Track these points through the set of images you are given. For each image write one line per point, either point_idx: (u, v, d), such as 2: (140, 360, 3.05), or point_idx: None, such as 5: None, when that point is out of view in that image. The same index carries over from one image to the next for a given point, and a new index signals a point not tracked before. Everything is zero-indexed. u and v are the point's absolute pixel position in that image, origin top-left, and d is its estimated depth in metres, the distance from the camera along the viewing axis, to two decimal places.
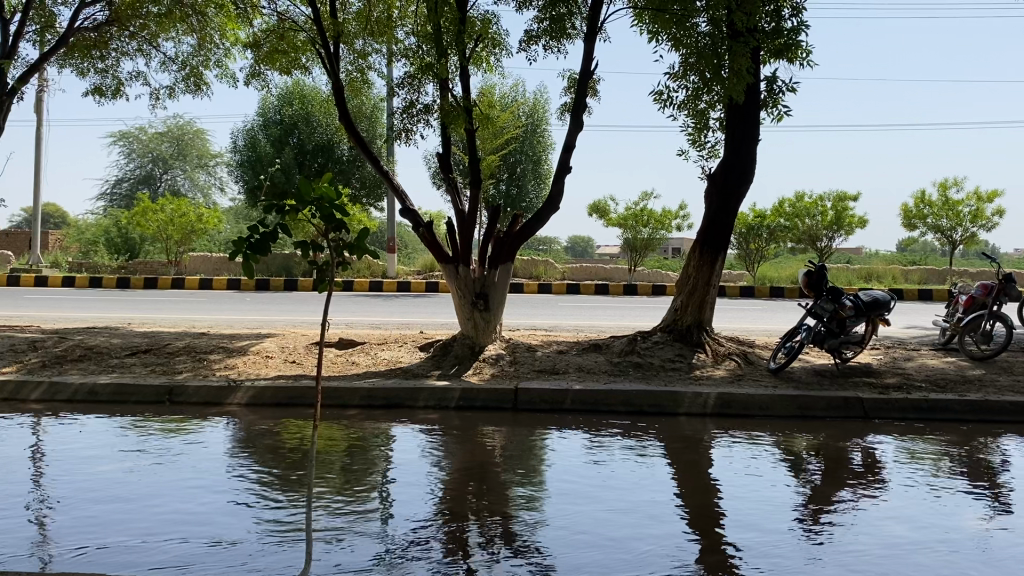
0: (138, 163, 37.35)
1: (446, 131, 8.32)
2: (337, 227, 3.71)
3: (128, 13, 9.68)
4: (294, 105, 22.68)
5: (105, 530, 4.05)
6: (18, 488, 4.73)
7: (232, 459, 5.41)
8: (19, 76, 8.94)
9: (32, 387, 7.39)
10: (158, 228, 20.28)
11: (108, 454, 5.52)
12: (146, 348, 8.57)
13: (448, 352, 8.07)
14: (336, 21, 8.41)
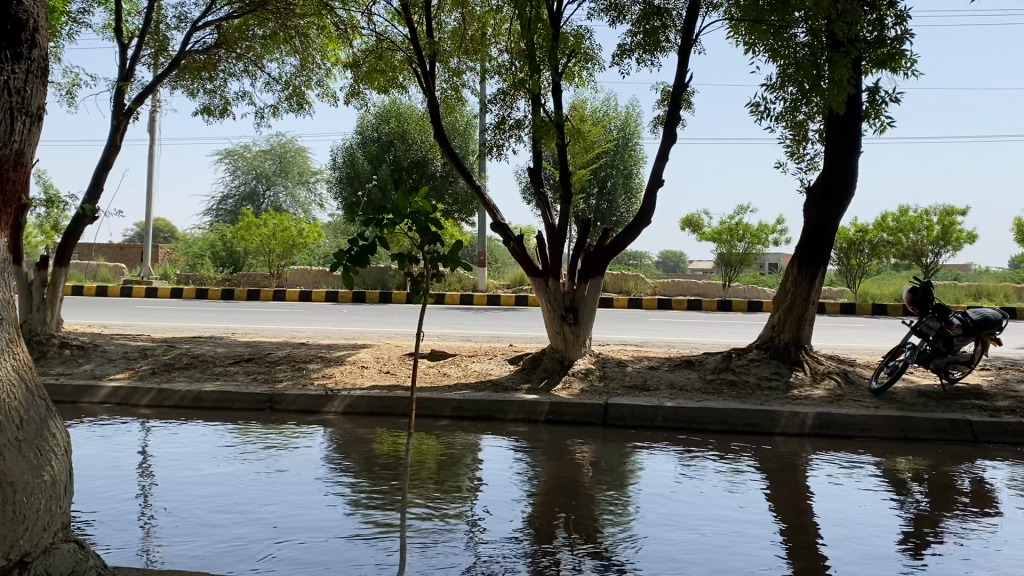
0: (242, 180, 38.86)
1: (537, 147, 8.37)
2: (432, 239, 3.78)
3: (235, 36, 10.12)
4: (390, 124, 23.24)
5: (207, 531, 4.21)
6: (129, 488, 4.98)
7: (330, 466, 5.55)
8: (136, 98, 9.43)
9: (143, 392, 7.76)
10: (260, 242, 21.05)
11: (213, 458, 5.74)
12: (248, 357, 8.88)
13: (538, 366, 8.08)
14: (432, 40, 8.57)
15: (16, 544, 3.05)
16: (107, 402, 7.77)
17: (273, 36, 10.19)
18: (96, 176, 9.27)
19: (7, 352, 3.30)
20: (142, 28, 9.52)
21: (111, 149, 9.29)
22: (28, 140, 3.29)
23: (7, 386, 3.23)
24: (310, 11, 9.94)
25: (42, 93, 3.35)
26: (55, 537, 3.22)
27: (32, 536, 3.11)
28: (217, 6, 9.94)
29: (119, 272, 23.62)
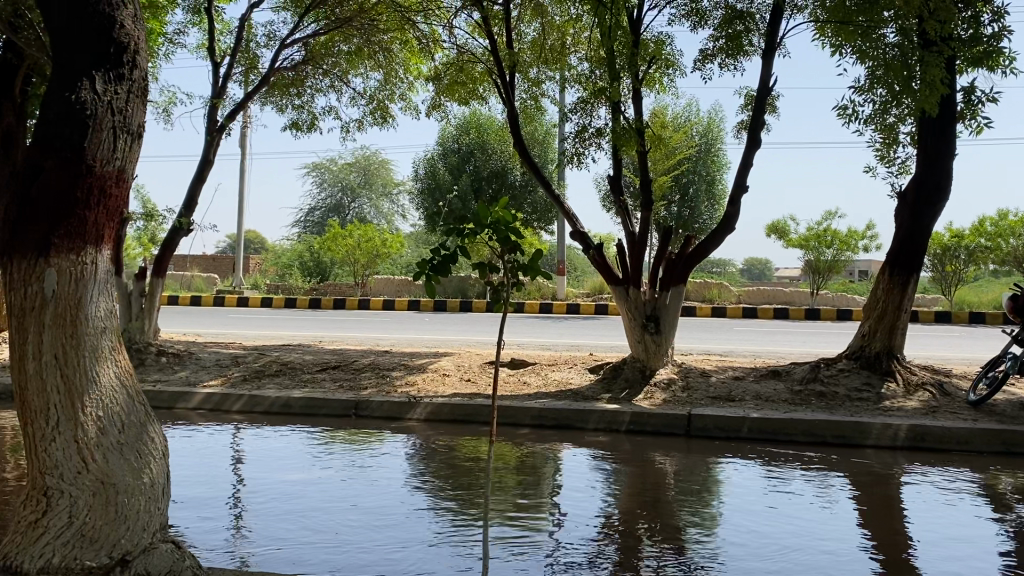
0: (329, 192, 39.86)
1: (617, 154, 8.34)
2: (512, 249, 3.82)
3: (321, 53, 10.40)
4: (471, 134, 23.50)
5: (295, 533, 4.33)
6: (221, 491, 5.16)
7: (413, 472, 5.63)
8: (227, 115, 9.78)
9: (235, 398, 8.02)
10: (346, 253, 21.54)
11: (301, 463, 5.90)
12: (334, 365, 9.10)
13: (619, 375, 8.03)
14: (512, 51, 8.64)
15: (117, 543, 3.24)
16: (201, 408, 8.05)
17: (358, 51, 10.42)
18: (191, 190, 9.65)
19: (111, 358, 3.43)
20: (234, 47, 9.88)
21: (205, 165, 9.66)
22: (129, 157, 3.45)
23: (109, 393, 3.38)
24: (393, 26, 10.14)
25: (141, 109, 3.49)
26: (154, 536, 3.35)
27: (133, 535, 3.28)
28: (305, 23, 10.24)
29: (212, 282, 24.48)
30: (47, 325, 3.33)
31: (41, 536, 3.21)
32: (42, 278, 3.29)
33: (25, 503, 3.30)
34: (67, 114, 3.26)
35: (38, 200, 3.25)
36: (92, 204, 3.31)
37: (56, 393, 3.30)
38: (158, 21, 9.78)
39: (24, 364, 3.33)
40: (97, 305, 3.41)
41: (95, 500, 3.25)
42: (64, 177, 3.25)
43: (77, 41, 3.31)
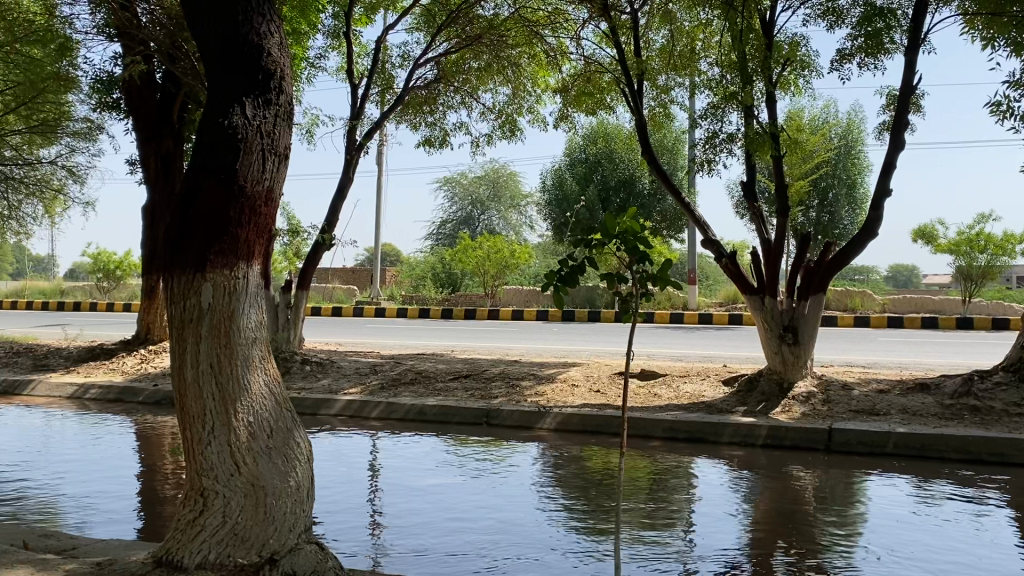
0: (460, 206, 40.71)
1: (751, 160, 8.14)
2: (641, 258, 3.80)
3: (453, 69, 10.68)
4: (599, 144, 23.49)
5: (429, 538, 4.44)
6: (359, 494, 5.36)
7: (544, 481, 5.67)
8: (365, 133, 10.18)
9: (373, 405, 8.31)
10: (477, 264, 21.94)
11: (435, 469, 6.05)
12: (466, 374, 9.28)
13: (754, 388, 7.81)
14: (641, 60, 8.59)
15: (266, 543, 3.43)
16: (342, 414, 8.40)
17: (487, 68, 10.61)
18: (331, 207, 10.08)
19: (260, 367, 3.64)
20: (371, 68, 10.28)
21: (345, 181, 10.07)
22: (277, 177, 3.65)
23: (259, 400, 3.58)
24: (521, 41, 10.29)
25: (287, 132, 3.70)
26: (299, 537, 3.53)
27: (280, 535, 3.47)
28: (436, 43, 10.53)
29: (350, 293, 25.46)
30: (204, 336, 3.55)
31: (199, 533, 3.43)
32: (200, 292, 3.53)
33: (185, 502, 3.53)
34: (222, 138, 3.49)
35: (197, 219, 3.50)
36: (244, 221, 3.53)
37: (211, 400, 3.52)
38: (301, 46, 10.30)
39: (183, 372, 3.57)
40: (248, 317, 3.63)
41: (247, 501, 3.45)
42: (219, 197, 3.48)
43: (231, 70, 3.55)
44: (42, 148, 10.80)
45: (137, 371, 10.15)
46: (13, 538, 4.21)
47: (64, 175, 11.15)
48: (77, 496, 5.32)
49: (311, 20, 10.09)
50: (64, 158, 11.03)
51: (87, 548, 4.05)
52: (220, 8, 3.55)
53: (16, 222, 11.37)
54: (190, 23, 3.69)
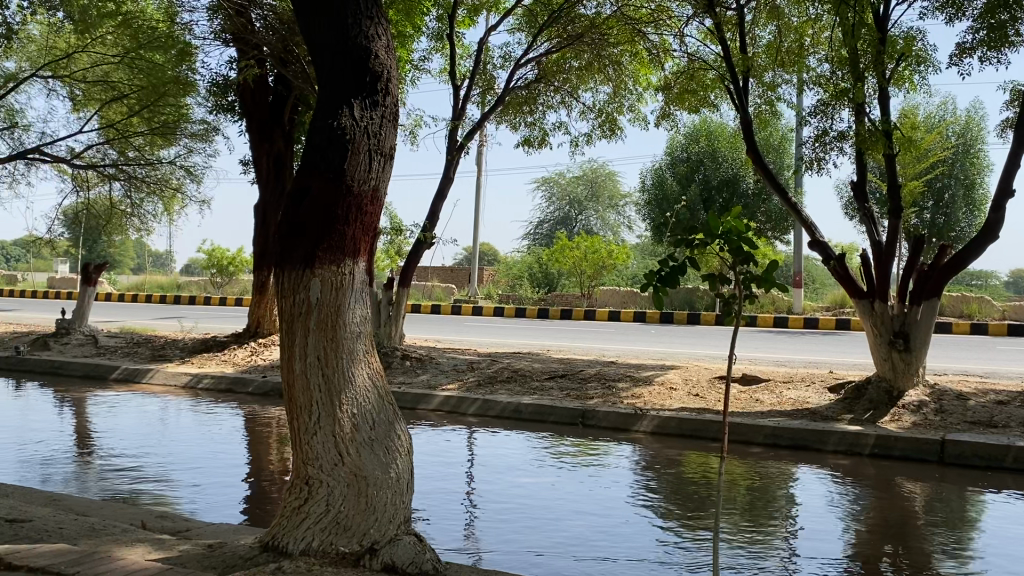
0: (557, 206, 40.76)
1: (862, 159, 7.85)
2: (745, 259, 3.71)
3: (554, 69, 10.74)
4: (701, 143, 23.11)
5: (523, 536, 4.46)
6: (456, 490, 5.43)
7: (640, 484, 5.61)
8: (466, 133, 10.30)
9: (470, 402, 8.40)
10: (574, 264, 21.94)
11: (530, 468, 6.07)
12: (563, 374, 9.27)
13: (861, 395, 7.53)
14: (746, 56, 8.39)
15: (367, 533, 3.52)
16: (439, 410, 8.52)
17: (588, 67, 10.60)
18: (432, 206, 10.25)
19: (364, 361, 3.73)
20: (473, 69, 10.39)
21: (445, 181, 10.22)
22: (383, 176, 3.74)
23: (363, 393, 3.68)
24: (623, 39, 10.22)
25: (394, 132, 3.78)
26: (399, 529, 3.59)
27: (380, 526, 3.55)
28: (538, 43, 10.58)
29: (449, 292, 25.82)
30: (312, 329, 3.67)
31: (304, 520, 3.54)
32: (309, 287, 3.65)
33: (291, 490, 3.65)
34: (332, 139, 3.59)
35: (307, 217, 3.62)
36: (350, 219, 3.63)
37: (318, 391, 3.64)
38: (405, 49, 10.51)
39: (291, 364, 3.69)
40: (354, 313, 3.73)
41: (349, 491, 3.55)
42: (328, 196, 3.59)
43: (341, 73, 3.65)
44: (163, 149, 11.35)
45: (247, 362, 10.57)
46: (133, 518, 4.45)
47: (182, 175, 11.68)
48: (190, 480, 5.58)
49: (415, 23, 10.28)
50: (181, 159, 11.57)
51: (200, 530, 4.25)
52: (332, 13, 3.66)
53: (138, 220, 11.97)
54: (302, 26, 3.81)
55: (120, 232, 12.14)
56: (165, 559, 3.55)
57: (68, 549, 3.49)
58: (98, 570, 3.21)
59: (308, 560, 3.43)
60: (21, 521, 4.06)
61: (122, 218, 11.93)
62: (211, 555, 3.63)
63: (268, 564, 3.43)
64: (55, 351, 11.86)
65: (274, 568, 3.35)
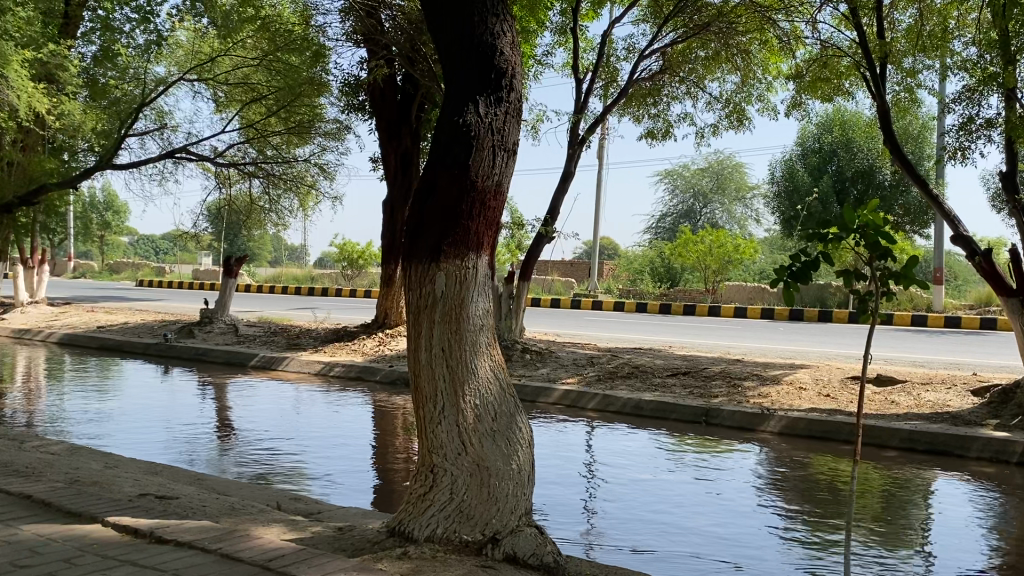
0: (681, 198, 40.10)
1: (1011, 149, 7.35)
2: (882, 254, 3.54)
3: (679, 59, 10.58)
4: (834, 132, 22.20)
5: (646, 534, 4.42)
6: (577, 484, 5.43)
7: (766, 486, 5.46)
8: (588, 126, 10.26)
9: (589, 397, 8.37)
10: (699, 259, 21.53)
11: (652, 465, 6.01)
12: (685, 371, 9.12)
13: (1008, 400, 7.07)
14: (885, 42, 7.99)
15: (489, 522, 3.58)
16: (560, 404, 8.54)
17: (715, 57, 10.35)
18: (554, 199, 10.28)
19: (487, 353, 3.79)
20: (596, 62, 10.33)
21: (567, 175, 10.23)
22: (506, 171, 3.77)
23: (485, 385, 3.74)
24: (752, 28, 9.93)
25: (517, 128, 3.81)
26: (520, 520, 3.63)
27: (502, 516, 3.60)
28: (663, 34, 10.43)
29: (570, 286, 25.84)
30: (437, 322, 3.75)
31: (428, 508, 3.62)
32: (434, 281, 3.73)
33: (416, 478, 3.74)
34: (457, 136, 3.66)
35: (433, 212, 3.70)
36: (474, 215, 3.69)
37: (442, 381, 3.72)
38: (529, 45, 10.59)
39: (417, 355, 3.79)
40: (478, 306, 3.80)
41: (472, 480, 3.61)
42: (453, 192, 3.66)
43: (468, 71, 3.71)
44: (298, 148, 11.86)
45: (374, 352, 10.91)
46: (269, 499, 4.67)
47: (316, 172, 12.23)
48: (321, 465, 5.82)
49: (539, 18, 10.33)
50: (315, 157, 12.06)
51: (330, 513, 4.42)
52: (459, 12, 3.73)
53: (275, 215, 12.56)
54: (430, 25, 3.90)
55: (259, 227, 12.75)
56: (300, 539, 3.71)
57: (211, 526, 3.70)
58: (238, 547, 3.39)
59: (432, 546, 3.51)
60: (168, 497, 4.34)
61: (261, 213, 12.54)
62: (342, 538, 3.77)
63: (395, 548, 3.54)
64: (199, 339, 12.59)
65: (400, 553, 3.45)
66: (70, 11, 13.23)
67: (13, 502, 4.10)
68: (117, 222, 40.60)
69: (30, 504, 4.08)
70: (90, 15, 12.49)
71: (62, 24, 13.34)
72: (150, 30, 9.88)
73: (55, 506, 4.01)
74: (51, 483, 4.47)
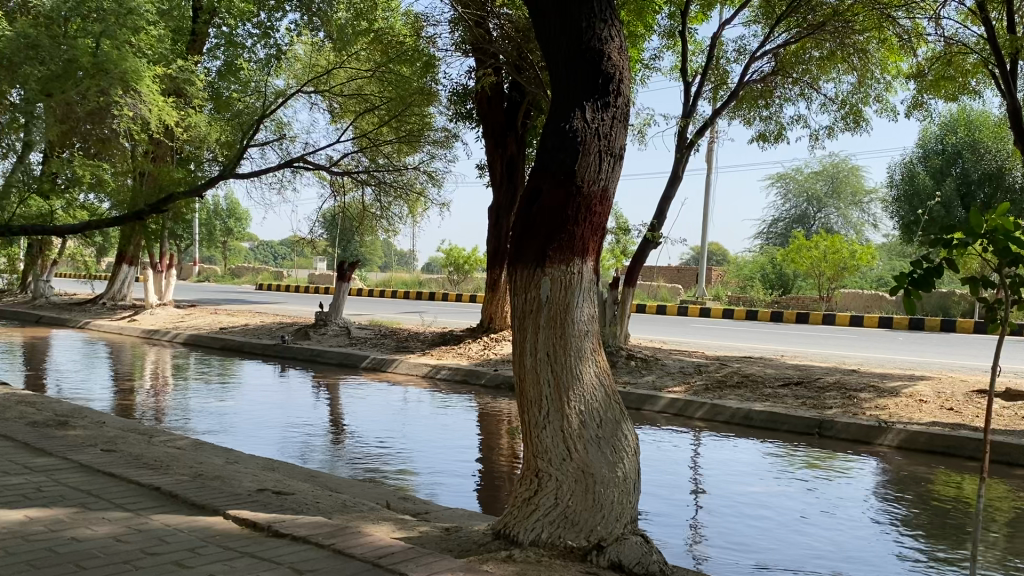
0: (794, 203, 39.00)
1: None
2: (1012, 261, 3.35)
3: (793, 60, 10.29)
4: (959, 133, 21.13)
5: (755, 547, 4.32)
6: (683, 494, 5.35)
7: (884, 502, 5.24)
8: (697, 129, 10.11)
9: (697, 406, 8.23)
10: (812, 265, 20.91)
11: (761, 477, 5.86)
12: (798, 381, 8.85)
13: None
14: (1017, 36, 7.54)
15: (594, 529, 3.57)
16: (666, 412, 8.42)
17: (830, 56, 10.01)
18: (661, 204, 10.16)
19: (591, 358, 3.79)
20: (706, 65, 10.16)
21: (675, 180, 10.10)
22: (612, 176, 3.76)
23: (590, 390, 3.74)
24: (870, 26, 9.57)
25: (624, 132, 3.80)
26: (626, 528, 3.61)
27: (607, 523, 3.59)
28: (776, 34, 10.17)
29: (676, 292, 25.48)
30: (542, 326, 3.77)
31: (533, 512, 3.64)
32: (539, 286, 3.75)
33: (521, 482, 3.77)
34: (563, 140, 3.68)
35: (539, 218, 3.73)
36: (580, 220, 3.70)
37: (547, 386, 3.74)
38: (636, 49, 10.54)
39: (523, 359, 3.82)
40: (583, 312, 3.80)
41: (577, 486, 3.61)
42: (559, 197, 3.68)
43: (573, 76, 3.73)
44: (408, 156, 12.15)
45: (480, 356, 11.03)
46: (379, 498, 4.80)
47: (424, 180, 12.59)
48: (429, 466, 5.93)
49: (647, 22, 10.27)
50: (425, 165, 12.33)
51: (438, 514, 4.51)
52: (565, 18, 3.75)
53: (386, 221, 12.94)
54: (537, 32, 3.94)
55: (370, 233, 13.11)
56: (408, 538, 3.80)
57: (325, 522, 3.83)
58: (350, 543, 3.50)
59: (537, 550, 3.53)
60: (285, 493, 4.51)
61: (372, 219, 12.89)
62: (449, 538, 3.84)
63: (500, 551, 3.57)
64: (314, 341, 13.05)
65: (505, 555, 3.49)
66: (196, 29, 13.98)
67: (144, 493, 4.35)
68: (237, 229, 42.62)
69: (159, 495, 4.32)
70: (216, 32, 13.17)
71: (190, 41, 14.12)
72: (270, 44, 10.31)
73: (181, 498, 4.24)
74: (177, 476, 4.72)
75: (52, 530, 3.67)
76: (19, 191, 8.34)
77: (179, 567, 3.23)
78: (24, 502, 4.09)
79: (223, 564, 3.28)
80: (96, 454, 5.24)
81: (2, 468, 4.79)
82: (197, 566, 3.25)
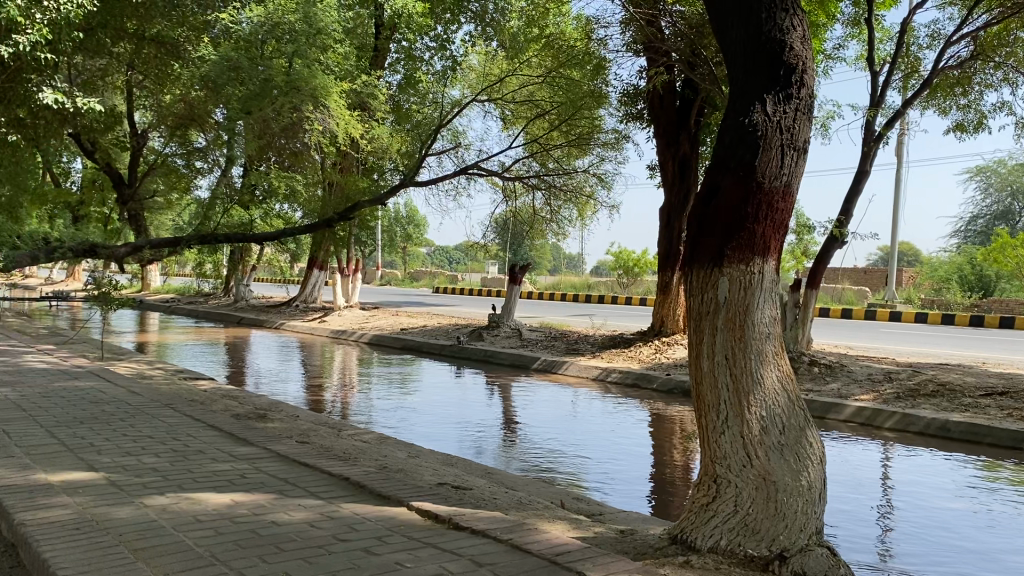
0: (996, 197, 35.92)
1: None
2: None
3: (995, 43, 9.50)
4: None
5: (954, 569, 4.01)
6: (872, 508, 5.05)
7: None
8: (885, 122, 9.52)
9: (886, 415, 7.76)
10: (1018, 265, 19.18)
11: (961, 493, 5.42)
12: (1003, 391, 8.12)
13: None
14: None
15: (776, 539, 3.43)
16: (852, 421, 7.98)
17: None
18: (845, 201, 9.66)
19: (773, 362, 3.64)
20: (895, 52, 9.55)
21: (861, 176, 9.57)
22: (796, 172, 3.61)
23: (772, 395, 3.60)
24: None
25: (809, 125, 3.64)
26: (810, 539, 3.45)
27: (790, 533, 3.44)
28: (975, 16, 9.44)
29: (863, 295, 24.10)
30: (720, 327, 3.67)
31: (712, 518, 3.55)
32: (717, 286, 3.66)
33: (699, 487, 3.69)
34: (743, 135, 3.57)
35: (717, 216, 3.64)
36: (761, 217, 3.57)
37: (726, 390, 3.63)
38: (818, 40, 10.10)
39: (700, 362, 3.74)
40: (763, 313, 3.66)
41: (758, 494, 3.49)
42: (738, 194, 3.57)
43: (754, 70, 3.61)
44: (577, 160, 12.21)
45: (652, 359, 10.91)
46: (555, 497, 4.84)
47: (594, 183, 12.62)
48: (603, 467, 5.92)
49: (829, 11, 9.79)
50: (594, 168, 12.33)
51: (612, 515, 4.50)
52: (744, 10, 3.64)
53: (556, 225, 13.07)
54: (716, 25, 3.85)
55: (542, 236, 13.30)
56: (583, 538, 3.81)
57: (503, 517, 3.91)
58: (527, 539, 3.55)
59: (716, 558, 3.44)
60: (465, 488, 4.65)
61: (543, 223, 13.06)
62: (624, 540, 3.82)
63: (677, 556, 3.51)
64: (488, 341, 13.38)
65: (682, 561, 3.43)
66: (379, 46, 14.76)
67: (336, 482, 4.61)
68: (416, 234, 44.50)
69: (349, 485, 4.57)
70: (396, 47, 13.81)
71: (374, 57, 14.92)
72: (447, 56, 10.63)
73: (368, 488, 4.46)
74: (364, 467, 4.97)
75: (255, 514, 3.96)
76: (223, 203, 8.85)
77: (367, 554, 3.40)
78: (231, 486, 4.45)
79: (409, 553, 3.42)
80: (292, 445, 5.61)
81: (211, 455, 5.23)
82: (384, 554, 3.41)
